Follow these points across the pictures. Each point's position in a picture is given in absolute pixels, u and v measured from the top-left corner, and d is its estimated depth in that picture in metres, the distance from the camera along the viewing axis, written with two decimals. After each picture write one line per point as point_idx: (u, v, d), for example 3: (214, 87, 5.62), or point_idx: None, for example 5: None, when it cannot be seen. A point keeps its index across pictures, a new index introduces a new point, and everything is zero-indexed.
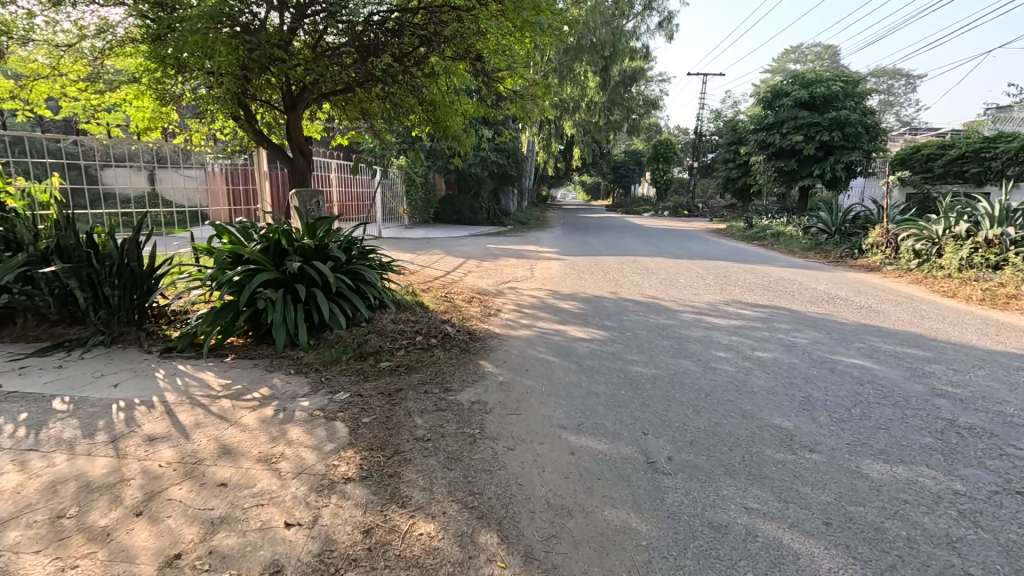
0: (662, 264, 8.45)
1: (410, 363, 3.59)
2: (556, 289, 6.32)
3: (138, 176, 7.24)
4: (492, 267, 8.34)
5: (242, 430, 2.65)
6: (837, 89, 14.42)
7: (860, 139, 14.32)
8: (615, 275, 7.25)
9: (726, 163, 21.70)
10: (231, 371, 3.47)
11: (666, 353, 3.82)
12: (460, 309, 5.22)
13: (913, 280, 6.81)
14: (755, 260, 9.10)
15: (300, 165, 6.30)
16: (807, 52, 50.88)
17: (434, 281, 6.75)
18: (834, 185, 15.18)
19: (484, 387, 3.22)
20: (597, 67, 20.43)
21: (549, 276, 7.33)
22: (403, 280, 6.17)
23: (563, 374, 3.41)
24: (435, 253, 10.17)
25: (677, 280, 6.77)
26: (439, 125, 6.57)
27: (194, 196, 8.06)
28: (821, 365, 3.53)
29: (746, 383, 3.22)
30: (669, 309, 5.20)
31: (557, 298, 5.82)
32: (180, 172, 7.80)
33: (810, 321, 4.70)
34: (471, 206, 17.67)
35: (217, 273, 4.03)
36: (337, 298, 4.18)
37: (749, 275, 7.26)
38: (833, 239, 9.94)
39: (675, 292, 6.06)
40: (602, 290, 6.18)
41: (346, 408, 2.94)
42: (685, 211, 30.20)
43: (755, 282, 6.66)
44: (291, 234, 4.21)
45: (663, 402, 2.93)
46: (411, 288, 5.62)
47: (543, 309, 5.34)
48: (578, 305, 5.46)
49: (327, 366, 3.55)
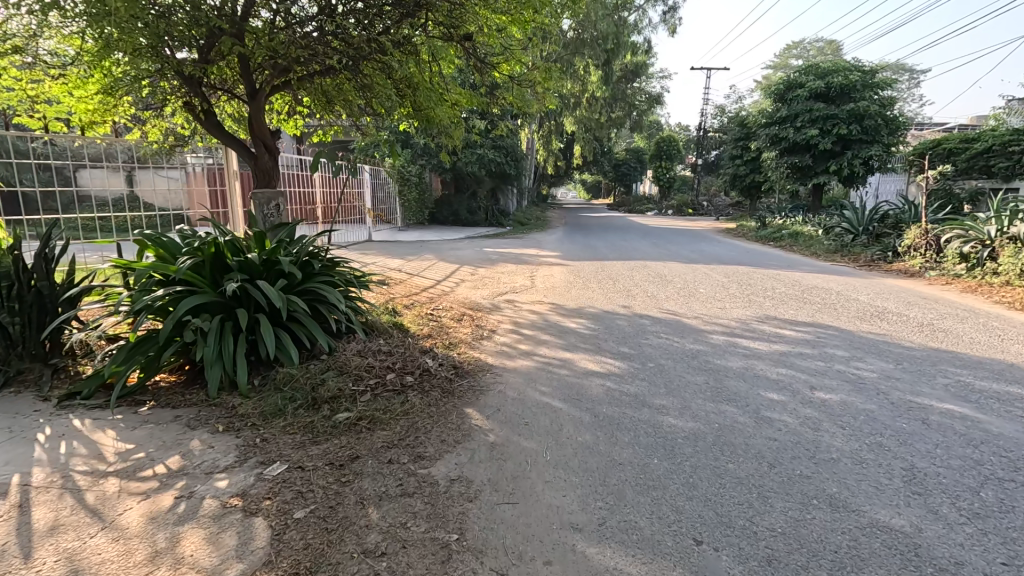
0: (676, 270, 7.65)
1: (374, 416, 2.78)
2: (560, 302, 5.53)
3: (115, 178, 6.66)
4: (488, 275, 7.54)
5: (115, 539, 1.84)
6: (856, 79, 13.58)
7: (880, 132, 13.51)
8: (626, 285, 6.45)
9: (734, 159, 20.89)
10: (139, 428, 2.66)
11: (703, 395, 3.00)
12: (447, 330, 4.42)
13: (965, 288, 5.99)
14: (777, 264, 8.30)
15: (263, 156, 5.46)
16: (810, 48, 50.02)
17: (421, 294, 5.96)
18: (850, 182, 14.38)
19: (468, 454, 2.41)
20: (599, 61, 19.58)
21: (551, 285, 6.54)
22: (385, 295, 5.39)
23: (574, 431, 2.60)
24: (427, 258, 9.36)
25: (697, 291, 5.98)
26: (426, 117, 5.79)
27: (176, 199, 7.35)
28: (908, 414, 2.72)
29: (819, 445, 2.41)
30: (696, 330, 4.38)
31: (561, 315, 5.02)
32: (160, 173, 7.16)
33: (870, 346, 3.87)
34: (468, 207, 16.94)
35: (137, 296, 3.21)
36: (289, 325, 3.38)
37: (777, 283, 6.46)
38: (859, 241, 9.12)
39: (697, 307, 5.24)
40: (613, 305, 5.37)
41: (276, 492, 2.13)
42: (689, 210, 29.38)
43: (786, 293, 5.85)
44: (233, 246, 3.41)
45: (715, 483, 2.12)
46: (392, 306, 4.83)
47: (545, 330, 4.53)
48: (586, 325, 4.65)
49: (267, 421, 2.74)
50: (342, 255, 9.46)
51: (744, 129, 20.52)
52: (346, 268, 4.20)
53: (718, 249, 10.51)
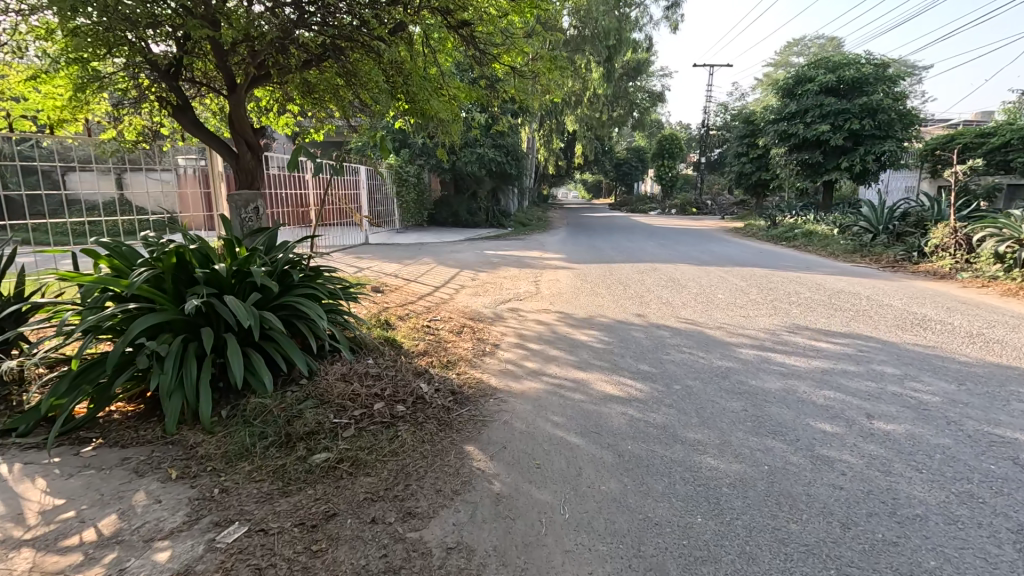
0: (689, 273, 7.21)
1: (357, 458, 2.35)
2: (568, 311, 5.10)
3: (104, 180, 6.11)
4: (489, 280, 7.11)
5: None
6: (868, 72, 13.13)
7: (893, 127, 13.07)
8: (637, 290, 6.02)
9: (739, 157, 20.44)
10: (75, 477, 2.22)
11: (744, 427, 2.57)
12: (446, 345, 3.99)
13: (1004, 290, 5.55)
14: (794, 266, 7.86)
15: (243, 152, 5.00)
16: (810, 44, 49.57)
17: (418, 302, 5.53)
18: (862, 178, 13.93)
19: (468, 512, 1.97)
20: (600, 58, 19.15)
21: (558, 291, 6.10)
22: (378, 305, 4.97)
23: (595, 478, 2.16)
24: (426, 262, 8.93)
25: (715, 297, 5.54)
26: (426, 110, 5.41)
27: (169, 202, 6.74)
28: (991, 451, 2.28)
29: (897, 496, 1.97)
30: (721, 344, 3.93)
31: (570, 326, 4.58)
32: (152, 175, 6.56)
33: (921, 361, 3.43)
34: (468, 208, 16.54)
35: (86, 314, 2.78)
36: (263, 345, 2.95)
37: (800, 287, 6.01)
38: (879, 240, 8.68)
39: (718, 316, 4.81)
40: (626, 313, 4.93)
41: (229, 569, 1.69)
42: (693, 209, 28.94)
43: (812, 298, 5.41)
44: (199, 255, 2.98)
45: (778, 555, 1.69)
46: (385, 318, 4.40)
47: (553, 343, 4.09)
48: (599, 337, 4.21)
49: (230, 465, 2.31)
50: (337, 260, 9.04)
51: (749, 125, 20.09)
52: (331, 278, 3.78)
53: (729, 249, 10.07)
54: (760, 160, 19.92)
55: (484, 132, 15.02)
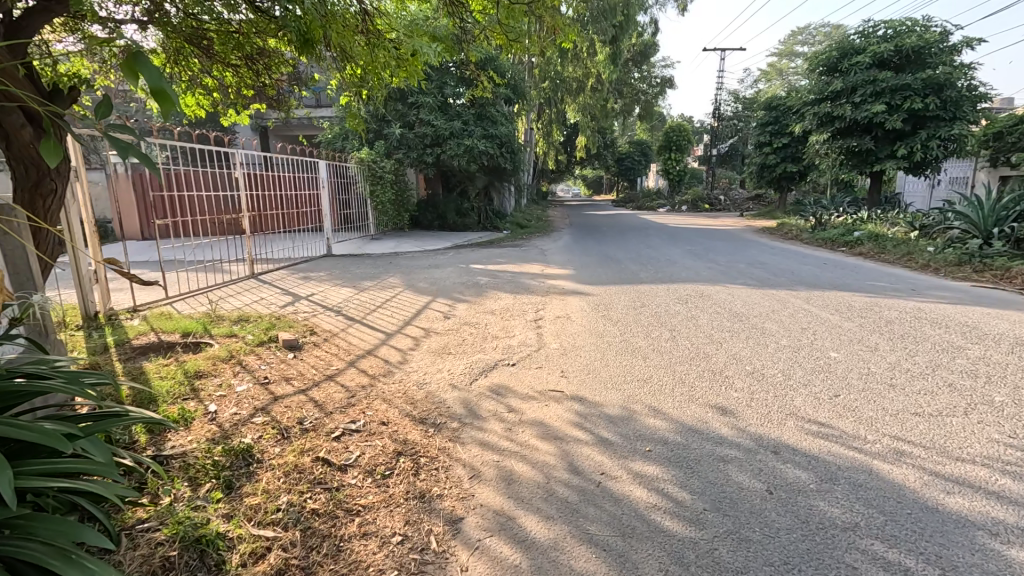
0: (756, 304, 5.08)
1: None
2: (593, 397, 2.96)
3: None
4: (469, 316, 4.98)
5: None
6: (932, 40, 10.97)
7: (960, 108, 10.97)
8: (692, 342, 3.90)
9: (762, 147, 18.40)
10: None
11: None
12: (344, 534, 1.81)
13: None
14: (896, 287, 5.71)
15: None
16: (815, 33, 47.29)
17: (337, 374, 3.38)
18: (919, 168, 11.85)
19: None
20: (607, 37, 16.83)
21: (571, 343, 3.97)
22: (257, 402, 2.82)
23: None
24: (392, 283, 6.78)
25: (830, 361, 3.41)
26: (375, 78, 4.44)
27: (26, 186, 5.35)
28: None
29: None
30: (955, 530, 1.75)
31: (603, 447, 2.41)
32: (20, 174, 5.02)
33: None
34: (457, 208, 14.47)
35: None
36: None
37: (951, 334, 3.86)
38: (993, 248, 6.53)
39: (871, 412, 2.64)
40: (698, 409, 2.77)
41: None
42: (705, 204, 26.76)
43: (996, 363, 3.26)
44: None
45: None
46: (239, 451, 2.23)
47: (576, 514, 1.92)
48: (669, 493, 2.03)
49: None
50: (276, 284, 6.89)
51: (773, 112, 18.03)
52: (80, 387, 1.82)
53: (783, 259, 7.95)
54: (785, 150, 17.85)
55: (472, 118, 12.84)
